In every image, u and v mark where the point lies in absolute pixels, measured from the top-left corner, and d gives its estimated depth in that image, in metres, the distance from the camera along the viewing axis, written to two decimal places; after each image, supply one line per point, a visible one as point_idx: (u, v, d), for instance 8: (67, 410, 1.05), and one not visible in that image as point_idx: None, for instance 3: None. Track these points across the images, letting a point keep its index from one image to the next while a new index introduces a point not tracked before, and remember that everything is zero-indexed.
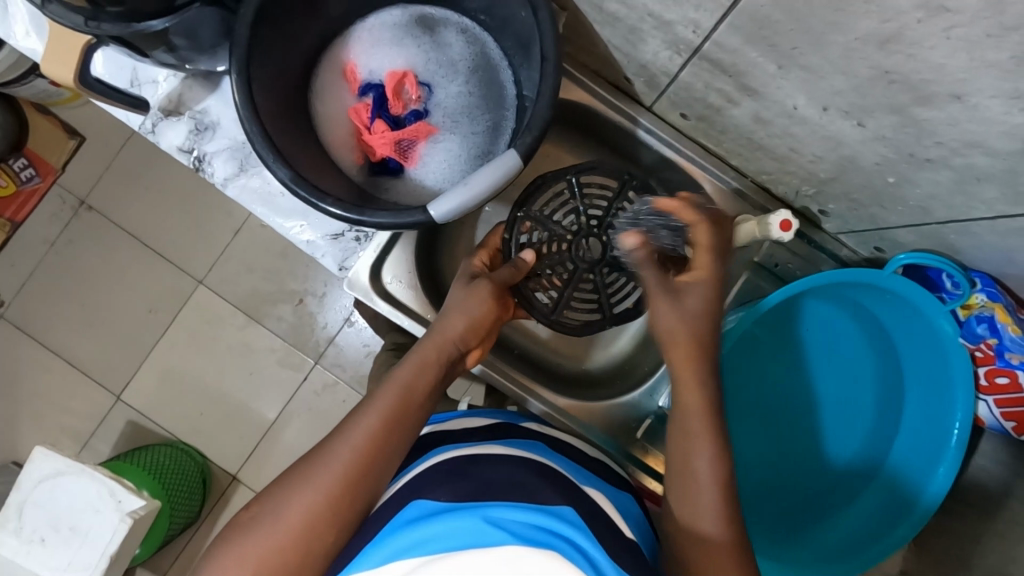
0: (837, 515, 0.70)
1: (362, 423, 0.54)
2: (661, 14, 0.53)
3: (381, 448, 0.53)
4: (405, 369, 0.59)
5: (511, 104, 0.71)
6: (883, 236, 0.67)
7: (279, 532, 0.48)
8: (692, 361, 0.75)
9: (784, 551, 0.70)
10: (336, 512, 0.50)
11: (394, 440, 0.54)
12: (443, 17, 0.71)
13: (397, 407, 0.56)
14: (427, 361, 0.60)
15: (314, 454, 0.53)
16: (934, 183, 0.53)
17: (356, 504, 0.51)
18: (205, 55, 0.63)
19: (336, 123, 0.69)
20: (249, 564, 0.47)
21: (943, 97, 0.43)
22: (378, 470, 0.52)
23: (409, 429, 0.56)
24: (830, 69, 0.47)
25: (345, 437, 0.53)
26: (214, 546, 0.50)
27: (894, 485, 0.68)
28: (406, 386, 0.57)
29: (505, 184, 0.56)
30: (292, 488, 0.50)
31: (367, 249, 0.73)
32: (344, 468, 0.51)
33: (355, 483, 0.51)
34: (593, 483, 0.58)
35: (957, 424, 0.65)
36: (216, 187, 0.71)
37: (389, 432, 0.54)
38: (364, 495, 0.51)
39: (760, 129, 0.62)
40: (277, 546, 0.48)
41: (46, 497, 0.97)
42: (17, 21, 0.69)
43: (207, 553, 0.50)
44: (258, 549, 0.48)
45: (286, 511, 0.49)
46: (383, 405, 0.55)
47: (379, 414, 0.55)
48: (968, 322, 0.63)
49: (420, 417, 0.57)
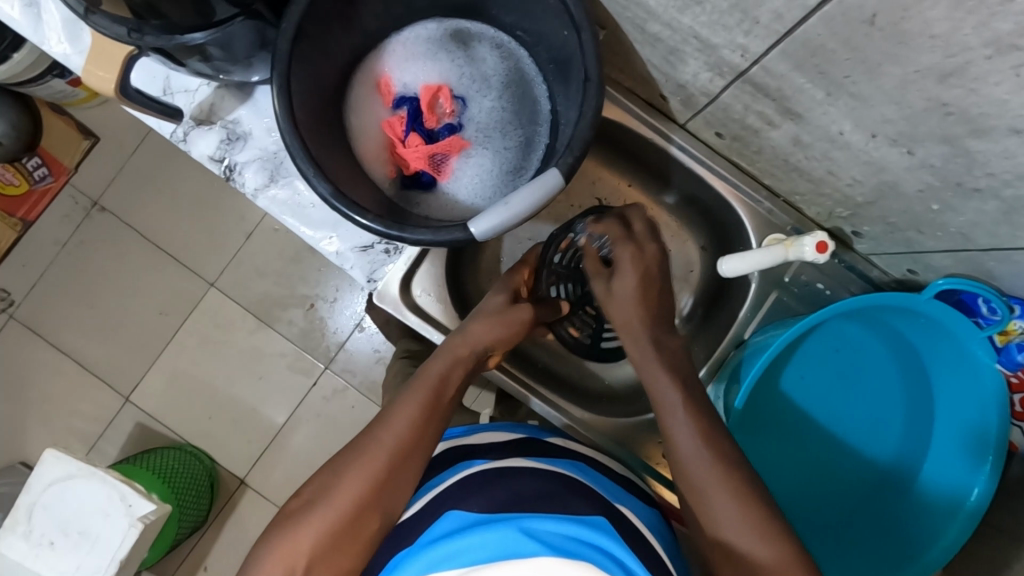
0: (889, 523, 0.70)
1: (402, 411, 0.56)
2: (707, 37, 0.53)
3: (421, 433, 0.55)
4: (438, 361, 0.61)
5: (544, 120, 0.71)
6: (916, 259, 0.67)
7: (334, 513, 0.49)
8: (722, 379, 0.76)
9: (824, 556, 0.72)
10: (384, 492, 0.51)
11: (431, 429, 0.56)
12: (479, 31, 0.71)
13: (431, 398, 0.58)
14: (458, 355, 0.62)
15: (356, 443, 0.54)
16: (978, 212, 0.53)
17: (402, 485, 0.52)
18: (239, 66, 0.62)
19: (369, 136, 0.69)
20: (302, 552, 0.48)
21: (1001, 130, 0.43)
22: (421, 453, 0.55)
23: (441, 420, 0.58)
24: (882, 98, 0.48)
25: (389, 425, 0.55)
26: (262, 537, 0.50)
27: (938, 490, 0.68)
28: (440, 378, 0.60)
29: (544, 203, 0.56)
30: (342, 473, 0.52)
31: (396, 262, 0.72)
32: (390, 451, 0.53)
33: (395, 469, 0.52)
34: (623, 501, 0.57)
35: (992, 426, 0.65)
36: (247, 197, 0.71)
37: (426, 421, 0.56)
38: (408, 477, 0.53)
39: (798, 152, 0.62)
40: (333, 524, 0.49)
41: (57, 500, 0.96)
42: (50, 28, 0.69)
43: (252, 547, 0.50)
44: (311, 530, 0.49)
45: (339, 492, 0.50)
46: (418, 398, 0.57)
47: (418, 403, 0.57)
48: (1007, 349, 0.64)
49: (450, 409, 0.59)
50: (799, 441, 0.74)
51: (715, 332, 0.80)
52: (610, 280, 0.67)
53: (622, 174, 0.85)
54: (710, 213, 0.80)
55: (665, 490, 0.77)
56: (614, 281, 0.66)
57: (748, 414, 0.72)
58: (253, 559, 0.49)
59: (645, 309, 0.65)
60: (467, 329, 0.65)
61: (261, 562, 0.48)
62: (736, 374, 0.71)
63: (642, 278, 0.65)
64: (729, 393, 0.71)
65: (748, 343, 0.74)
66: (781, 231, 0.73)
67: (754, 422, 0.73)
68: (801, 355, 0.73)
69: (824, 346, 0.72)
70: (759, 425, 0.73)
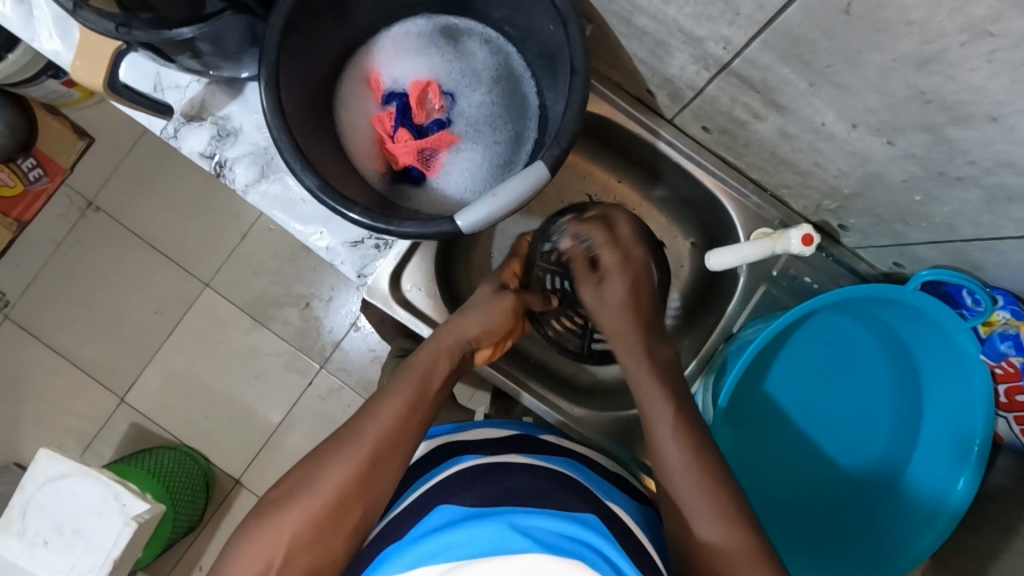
0: (866, 522, 0.71)
1: (388, 404, 0.55)
2: (691, 30, 0.54)
3: (404, 428, 0.54)
4: (424, 354, 0.60)
5: (533, 115, 0.72)
6: (903, 251, 0.67)
7: (313, 504, 0.49)
8: (709, 373, 0.75)
9: (808, 557, 0.71)
10: (366, 484, 0.51)
11: (414, 423, 0.55)
12: (468, 27, 0.71)
13: (415, 393, 0.57)
14: (442, 348, 0.61)
15: (343, 431, 0.54)
16: (962, 202, 0.53)
17: (384, 477, 0.52)
18: (229, 61, 0.63)
19: (359, 132, 0.69)
20: (284, 538, 0.48)
21: (979, 117, 0.44)
22: (406, 447, 0.54)
23: (425, 416, 0.57)
24: (863, 88, 0.48)
25: (374, 415, 0.55)
26: (246, 523, 0.51)
27: (920, 493, 0.69)
28: (426, 370, 0.59)
29: (531, 196, 0.56)
30: (323, 465, 0.52)
31: (386, 257, 0.72)
32: (371, 445, 0.53)
33: (378, 461, 0.52)
34: (615, 498, 0.57)
35: (978, 436, 0.66)
36: (237, 193, 0.71)
37: (411, 414, 0.55)
38: (390, 469, 0.53)
39: (784, 144, 0.62)
40: (312, 512, 0.49)
41: (51, 500, 0.95)
42: (42, 25, 0.69)
43: (238, 530, 0.51)
44: (294, 518, 0.49)
45: (320, 480, 0.51)
46: (404, 391, 0.56)
47: (402, 397, 0.56)
48: (990, 339, 0.63)
49: (437, 403, 0.58)
50: (781, 441, 0.74)
51: (706, 327, 0.81)
52: (599, 284, 0.67)
53: (612, 170, 0.85)
54: (700, 209, 0.80)
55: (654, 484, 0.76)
56: (605, 287, 0.67)
57: (733, 411, 0.73)
58: (234, 546, 0.49)
59: (637, 318, 0.65)
60: (452, 321, 0.64)
61: (246, 548, 0.49)
62: (725, 364, 0.71)
63: (632, 285, 0.67)
64: (718, 384, 0.71)
65: (736, 337, 0.74)
66: (770, 226, 0.73)
67: (742, 415, 0.73)
68: (786, 352, 0.73)
69: (814, 340, 0.73)
70: (746, 418, 0.73)
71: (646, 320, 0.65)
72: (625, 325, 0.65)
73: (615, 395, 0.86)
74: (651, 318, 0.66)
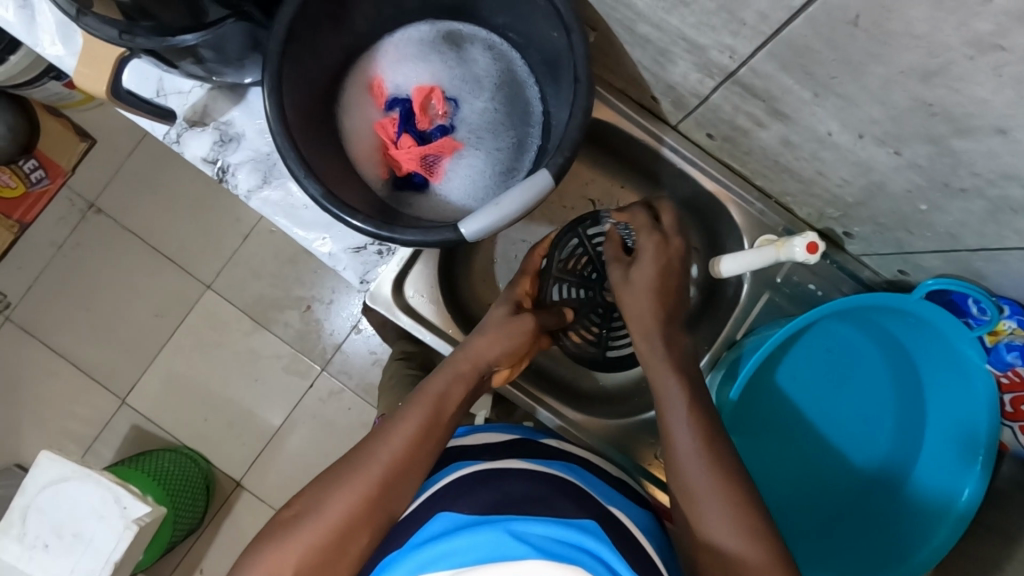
0: (873, 525, 0.71)
1: (399, 429, 0.54)
2: (696, 39, 0.54)
3: (416, 450, 0.54)
4: (439, 377, 0.59)
5: (536, 122, 0.72)
6: (906, 259, 0.67)
7: (322, 528, 0.49)
8: (715, 377, 0.75)
9: (812, 558, 0.72)
10: (375, 511, 0.50)
11: (428, 448, 0.54)
12: (471, 33, 0.71)
13: (429, 417, 0.55)
14: (461, 372, 0.60)
15: (353, 455, 0.53)
16: (966, 212, 0.53)
17: (393, 503, 0.51)
18: (232, 67, 0.62)
19: (362, 138, 0.69)
20: (290, 564, 0.47)
21: (985, 130, 0.43)
22: (416, 472, 0.53)
23: (440, 441, 0.56)
24: (868, 99, 0.48)
25: (385, 439, 0.54)
26: (251, 547, 0.50)
27: (926, 498, 0.69)
28: (441, 395, 0.57)
29: (536, 204, 0.56)
30: (334, 487, 0.51)
31: (389, 263, 0.72)
32: (384, 467, 0.52)
33: (388, 489, 0.51)
34: (617, 504, 0.57)
35: (983, 444, 0.65)
36: (240, 199, 0.71)
37: (424, 439, 0.54)
38: (399, 496, 0.52)
39: (787, 152, 0.62)
40: (319, 540, 0.48)
41: (51, 503, 0.95)
42: (44, 30, 0.69)
43: (243, 553, 0.50)
44: (300, 544, 0.48)
45: (328, 507, 0.50)
46: (417, 416, 0.55)
47: (416, 420, 0.55)
48: (996, 349, 0.63)
49: (451, 428, 0.57)
50: (788, 445, 0.74)
51: (708, 333, 0.81)
52: (629, 268, 0.65)
53: (614, 175, 0.85)
54: (703, 216, 0.80)
55: (656, 490, 0.77)
56: (632, 270, 0.64)
57: (739, 416, 0.72)
58: (242, 566, 0.49)
59: (660, 305, 0.62)
60: (470, 344, 0.62)
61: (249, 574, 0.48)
62: (731, 370, 0.71)
63: (663, 269, 0.63)
64: (724, 390, 0.71)
65: (740, 343, 0.74)
66: (772, 232, 0.73)
67: (748, 420, 0.73)
68: (791, 357, 0.73)
69: (819, 345, 0.73)
70: (752, 423, 0.73)
71: (670, 309, 0.62)
72: (647, 313, 0.62)
73: (617, 400, 0.86)
74: (676, 305, 0.63)
